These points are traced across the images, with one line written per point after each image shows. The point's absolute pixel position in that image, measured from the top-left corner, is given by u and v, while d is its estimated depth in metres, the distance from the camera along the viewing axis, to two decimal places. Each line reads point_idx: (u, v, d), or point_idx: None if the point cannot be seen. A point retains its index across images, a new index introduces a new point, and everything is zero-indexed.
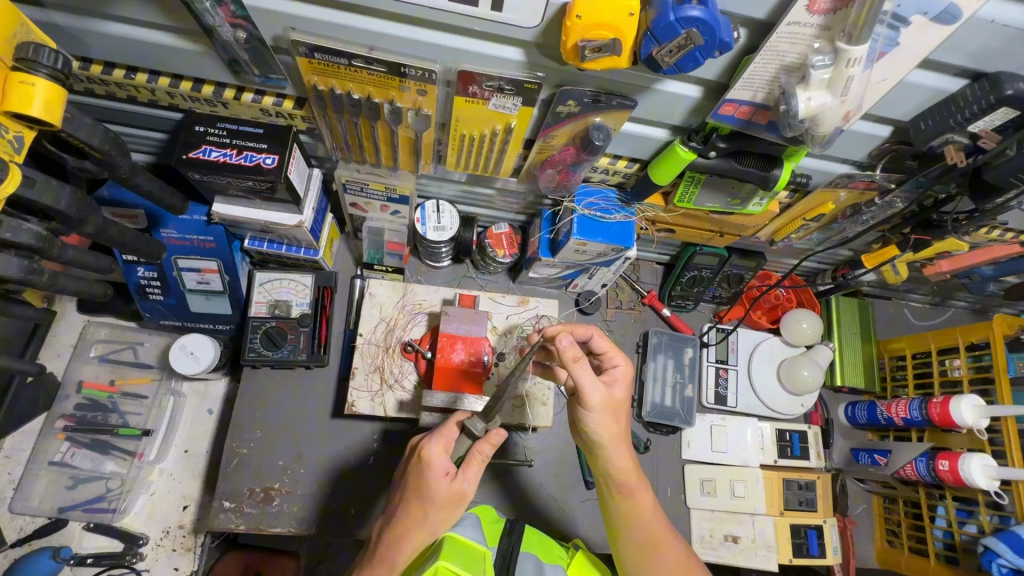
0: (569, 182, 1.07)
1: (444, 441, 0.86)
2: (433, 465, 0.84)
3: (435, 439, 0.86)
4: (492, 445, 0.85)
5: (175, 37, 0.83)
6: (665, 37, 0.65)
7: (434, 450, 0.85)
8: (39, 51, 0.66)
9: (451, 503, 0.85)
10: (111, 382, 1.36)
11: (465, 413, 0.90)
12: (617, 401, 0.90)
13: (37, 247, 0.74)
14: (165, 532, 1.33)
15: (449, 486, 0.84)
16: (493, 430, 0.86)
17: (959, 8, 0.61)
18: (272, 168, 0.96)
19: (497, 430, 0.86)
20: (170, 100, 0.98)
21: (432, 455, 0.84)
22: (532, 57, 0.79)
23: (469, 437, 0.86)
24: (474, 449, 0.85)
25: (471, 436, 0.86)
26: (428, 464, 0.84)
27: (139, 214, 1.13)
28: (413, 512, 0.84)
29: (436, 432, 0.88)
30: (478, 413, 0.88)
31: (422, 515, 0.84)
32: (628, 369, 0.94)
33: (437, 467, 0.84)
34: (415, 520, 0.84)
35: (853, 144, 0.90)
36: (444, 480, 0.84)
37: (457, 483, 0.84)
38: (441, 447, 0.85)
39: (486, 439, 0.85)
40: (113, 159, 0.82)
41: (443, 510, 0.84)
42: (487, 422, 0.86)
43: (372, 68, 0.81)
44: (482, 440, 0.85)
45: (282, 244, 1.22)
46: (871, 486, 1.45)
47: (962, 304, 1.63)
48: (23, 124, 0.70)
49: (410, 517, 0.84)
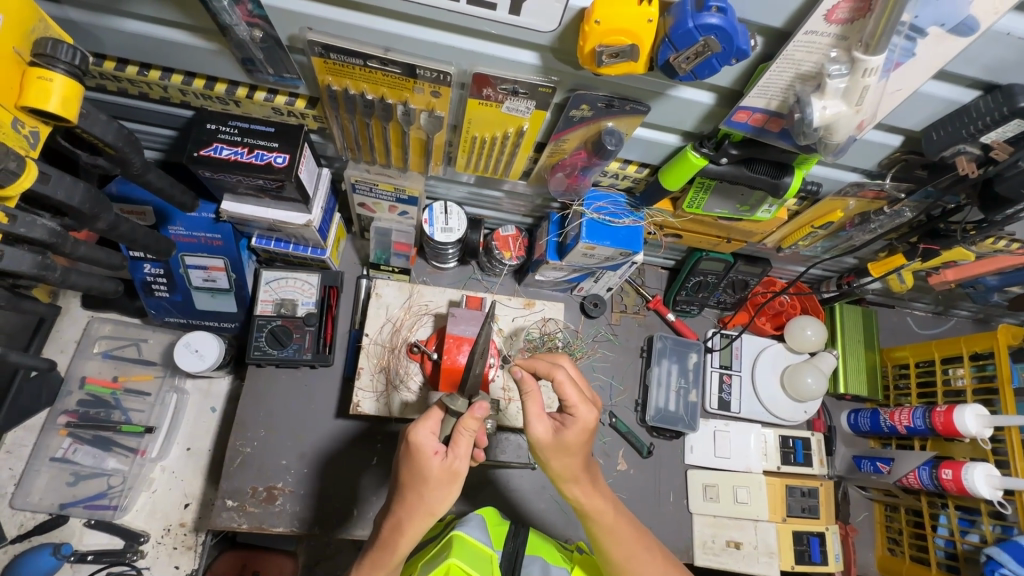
0: (579, 186, 1.07)
1: (430, 423, 0.83)
2: (422, 446, 0.81)
3: (420, 422, 0.82)
4: (477, 419, 0.81)
5: (190, 36, 0.83)
6: (683, 43, 0.65)
7: (421, 433, 0.82)
8: (57, 47, 0.66)
9: (447, 482, 0.82)
10: (114, 379, 1.36)
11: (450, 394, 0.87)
12: (568, 447, 0.84)
13: (50, 243, 0.74)
14: (166, 530, 1.33)
15: (442, 464, 0.81)
16: (475, 404, 0.82)
17: (976, 21, 0.61)
18: (282, 166, 0.96)
19: (480, 403, 0.82)
20: (181, 97, 0.98)
21: (419, 439, 0.81)
22: (547, 61, 0.79)
23: (455, 415, 0.83)
24: (457, 425, 0.81)
25: (454, 415, 0.83)
26: (417, 447, 0.81)
27: (147, 211, 1.13)
28: (410, 494, 0.83)
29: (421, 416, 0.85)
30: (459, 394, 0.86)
31: (419, 497, 0.82)
32: (585, 421, 0.84)
33: (427, 449, 0.81)
34: (414, 502, 0.83)
35: (864, 153, 0.90)
36: (435, 460, 0.81)
37: (450, 460, 0.81)
38: (428, 429, 0.82)
39: (468, 415, 0.81)
40: (126, 156, 0.82)
41: (439, 489, 0.82)
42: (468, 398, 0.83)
43: (386, 68, 0.81)
44: (465, 415, 0.81)
45: (290, 243, 1.22)
46: (872, 494, 1.46)
47: (965, 313, 1.64)
48: (39, 119, 0.70)
49: (409, 502, 0.83)
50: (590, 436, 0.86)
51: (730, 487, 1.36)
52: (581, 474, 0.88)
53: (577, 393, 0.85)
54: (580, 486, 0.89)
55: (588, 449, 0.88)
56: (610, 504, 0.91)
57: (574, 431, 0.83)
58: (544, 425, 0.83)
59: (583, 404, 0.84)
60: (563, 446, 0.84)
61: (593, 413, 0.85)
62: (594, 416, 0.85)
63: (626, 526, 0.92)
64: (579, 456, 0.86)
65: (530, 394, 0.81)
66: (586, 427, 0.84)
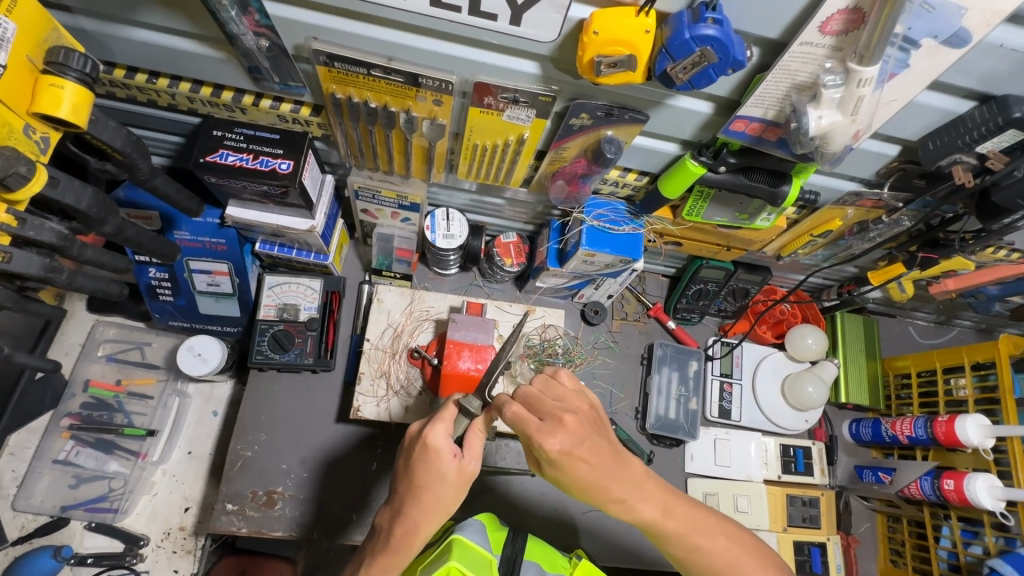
0: (579, 194, 1.08)
1: (446, 424, 0.83)
2: (442, 451, 0.81)
3: (435, 424, 0.82)
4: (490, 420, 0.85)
5: (198, 44, 0.85)
6: (679, 54, 0.66)
7: (438, 435, 0.81)
8: (69, 55, 0.68)
9: (461, 483, 0.83)
10: (117, 382, 1.37)
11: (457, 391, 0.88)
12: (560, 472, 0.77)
13: (58, 246, 0.76)
14: (165, 534, 1.33)
15: (457, 466, 0.82)
16: (488, 405, 0.85)
17: (968, 33, 0.62)
18: (286, 173, 0.97)
19: (493, 405, 0.86)
20: (188, 104, 1.00)
21: (436, 442, 0.81)
22: (547, 70, 0.81)
23: (468, 416, 0.84)
24: (472, 426, 0.84)
25: (468, 415, 0.84)
26: (437, 449, 0.81)
27: (153, 215, 1.14)
28: (426, 497, 0.82)
29: (433, 417, 0.84)
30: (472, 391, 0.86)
31: (435, 500, 0.83)
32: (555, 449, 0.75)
33: (444, 452, 0.81)
34: (429, 506, 0.83)
35: (861, 162, 0.91)
36: (453, 462, 0.82)
37: (465, 462, 0.83)
38: (444, 431, 0.82)
39: (486, 415, 0.84)
40: (134, 161, 0.84)
41: (454, 490, 0.83)
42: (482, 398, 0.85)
43: (390, 77, 0.83)
44: (481, 416, 0.84)
45: (293, 248, 1.23)
46: (874, 504, 1.45)
47: (967, 324, 1.64)
48: (50, 126, 0.71)
49: (424, 505, 0.83)
50: (573, 457, 0.76)
51: (731, 495, 1.36)
52: (610, 479, 0.79)
53: (524, 423, 0.76)
54: (621, 484, 0.80)
55: (587, 463, 0.77)
56: (657, 503, 0.84)
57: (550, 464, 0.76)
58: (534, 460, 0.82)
59: (538, 436, 0.75)
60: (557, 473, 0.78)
61: (551, 442, 0.75)
62: (557, 440, 0.75)
63: (682, 522, 0.85)
64: (581, 472, 0.77)
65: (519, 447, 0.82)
66: (555, 456, 0.75)
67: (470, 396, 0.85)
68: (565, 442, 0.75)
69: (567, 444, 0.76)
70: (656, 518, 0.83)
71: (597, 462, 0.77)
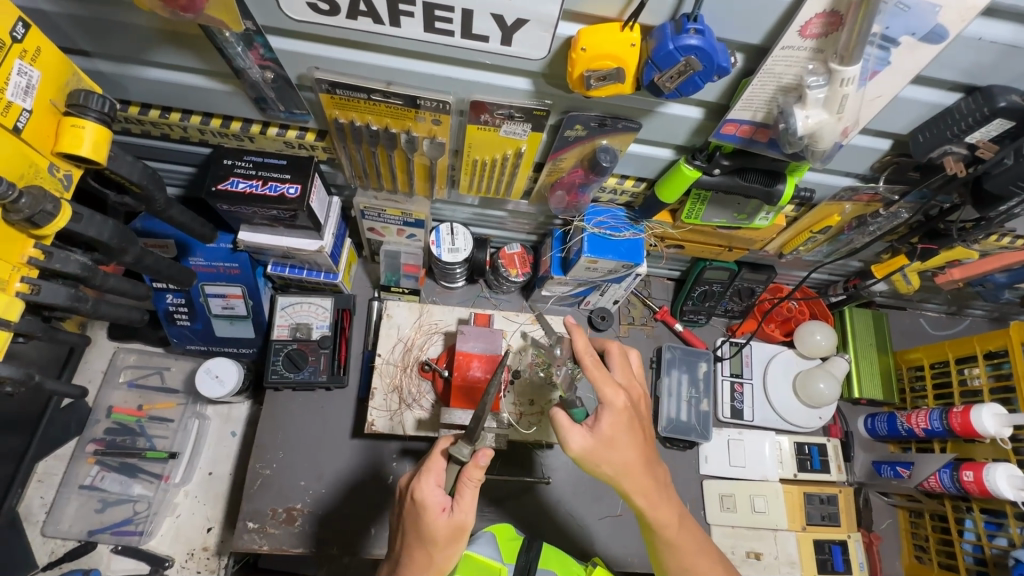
0: (579, 203, 1.10)
1: (434, 475, 0.88)
2: (428, 505, 0.86)
3: (425, 477, 0.88)
4: (480, 468, 0.86)
5: (207, 79, 0.90)
6: (665, 64, 0.69)
7: (426, 488, 0.87)
8: (89, 97, 0.72)
9: (452, 536, 0.87)
10: (139, 407, 1.41)
11: (450, 441, 0.92)
12: (609, 439, 0.86)
13: (82, 277, 0.79)
14: (189, 555, 1.35)
15: (447, 520, 0.86)
16: (479, 452, 0.86)
17: (945, 28, 0.64)
18: (295, 197, 1.01)
19: (484, 451, 0.86)
20: (199, 136, 1.05)
21: (424, 494, 0.87)
22: (539, 86, 0.84)
23: (458, 463, 0.88)
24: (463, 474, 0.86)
25: (458, 462, 0.88)
26: (424, 505, 0.86)
27: (170, 244, 1.19)
28: (418, 552, 0.88)
29: (423, 468, 0.90)
30: (464, 437, 0.90)
31: (428, 556, 0.88)
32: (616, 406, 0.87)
33: (432, 507, 0.86)
34: (422, 559, 0.89)
35: (853, 158, 0.92)
36: (441, 517, 0.86)
37: (456, 515, 0.86)
38: (432, 483, 0.87)
39: (473, 463, 0.85)
40: (150, 193, 0.87)
41: (447, 545, 0.87)
42: (472, 445, 0.88)
43: (389, 101, 0.87)
44: (469, 464, 0.86)
45: (304, 269, 1.27)
46: (895, 500, 1.42)
47: (979, 313, 1.63)
48: (73, 163, 0.76)
49: (417, 561, 0.89)
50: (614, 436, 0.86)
51: (747, 496, 1.35)
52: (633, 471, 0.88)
53: (598, 374, 0.88)
54: (636, 479, 0.88)
55: (634, 435, 0.88)
56: (674, 517, 0.92)
57: (608, 417, 0.86)
58: (579, 433, 0.86)
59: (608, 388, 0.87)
60: (605, 440, 0.86)
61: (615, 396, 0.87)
62: (621, 397, 0.87)
63: (687, 536, 0.93)
64: (626, 443, 0.87)
65: (585, 357, 0.90)
66: (618, 409, 0.87)
67: (461, 444, 0.89)
68: (625, 403, 0.88)
69: (631, 406, 0.89)
70: (670, 524, 0.92)
71: (639, 440, 0.88)
